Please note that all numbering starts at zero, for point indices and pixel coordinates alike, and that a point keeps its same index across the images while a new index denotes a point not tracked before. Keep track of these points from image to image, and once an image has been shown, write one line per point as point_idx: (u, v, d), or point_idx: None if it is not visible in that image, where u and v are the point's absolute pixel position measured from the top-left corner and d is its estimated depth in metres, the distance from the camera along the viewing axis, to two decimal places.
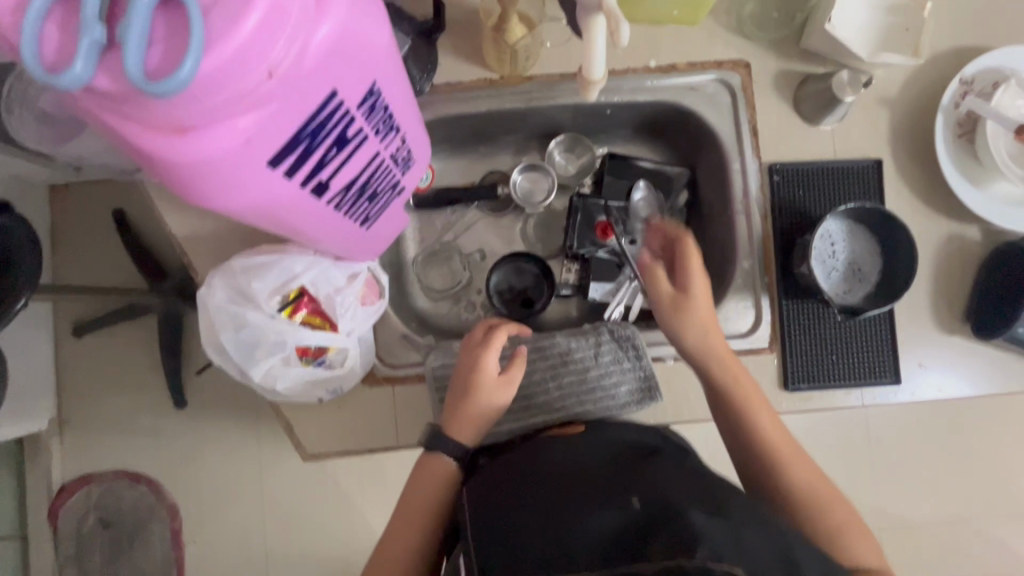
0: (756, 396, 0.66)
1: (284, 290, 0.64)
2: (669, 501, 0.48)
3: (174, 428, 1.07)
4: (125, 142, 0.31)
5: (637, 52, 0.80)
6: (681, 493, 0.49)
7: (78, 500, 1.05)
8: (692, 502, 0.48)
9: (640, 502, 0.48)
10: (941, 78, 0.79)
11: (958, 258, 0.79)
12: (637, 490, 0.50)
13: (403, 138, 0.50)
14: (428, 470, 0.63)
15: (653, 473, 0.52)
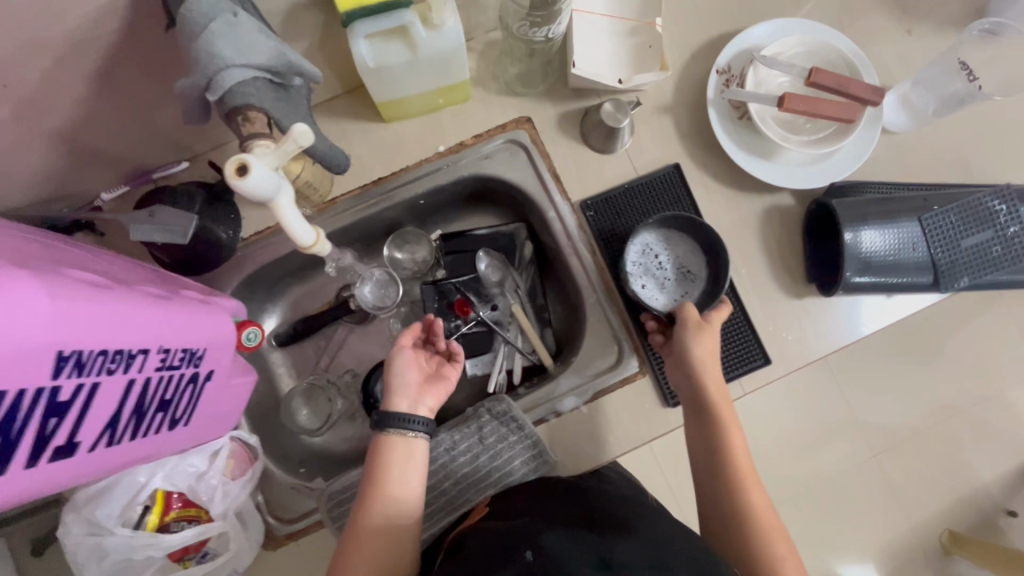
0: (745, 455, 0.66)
1: (135, 503, 0.64)
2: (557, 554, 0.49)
3: None
4: None
5: (425, 142, 0.83)
6: (569, 546, 0.50)
7: None
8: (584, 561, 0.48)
9: (534, 556, 0.49)
10: (705, 71, 0.83)
11: (781, 225, 0.82)
12: (533, 543, 0.51)
13: (166, 347, 0.51)
14: (398, 458, 0.64)
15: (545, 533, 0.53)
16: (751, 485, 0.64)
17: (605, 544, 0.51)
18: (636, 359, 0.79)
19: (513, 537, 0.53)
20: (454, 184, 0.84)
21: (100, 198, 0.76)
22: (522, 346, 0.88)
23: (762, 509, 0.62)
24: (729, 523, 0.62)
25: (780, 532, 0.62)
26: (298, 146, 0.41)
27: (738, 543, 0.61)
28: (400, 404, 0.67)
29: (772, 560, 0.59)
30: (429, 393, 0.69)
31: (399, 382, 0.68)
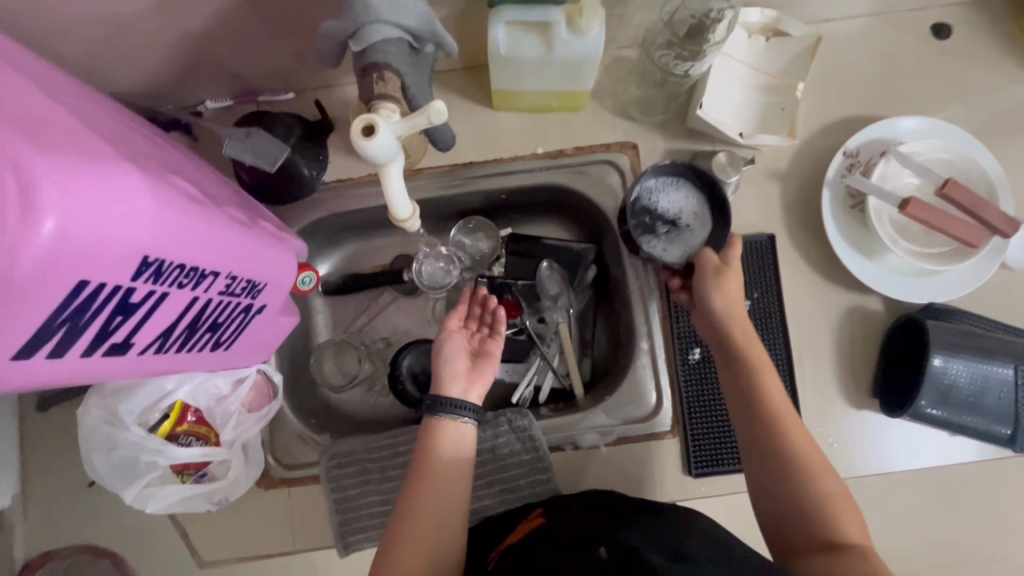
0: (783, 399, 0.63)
1: (156, 408, 0.64)
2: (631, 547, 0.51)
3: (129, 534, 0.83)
4: None
5: (526, 140, 0.81)
6: (647, 542, 0.52)
7: None
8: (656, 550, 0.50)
9: (608, 552, 0.51)
10: (829, 149, 0.79)
11: (860, 328, 0.78)
12: (608, 542, 0.53)
13: (234, 274, 0.51)
14: (443, 457, 0.64)
15: (623, 530, 0.55)
16: (786, 420, 0.61)
17: (675, 544, 0.52)
18: (671, 418, 0.76)
19: (591, 532, 0.56)
20: (541, 189, 0.82)
21: (203, 105, 0.78)
22: (556, 367, 0.86)
23: (803, 441, 0.60)
24: (770, 463, 0.60)
25: (823, 464, 0.59)
26: (428, 123, 0.40)
27: (782, 479, 0.59)
28: (450, 389, 0.68)
29: (823, 492, 0.58)
30: (478, 379, 0.71)
31: (449, 369, 0.70)
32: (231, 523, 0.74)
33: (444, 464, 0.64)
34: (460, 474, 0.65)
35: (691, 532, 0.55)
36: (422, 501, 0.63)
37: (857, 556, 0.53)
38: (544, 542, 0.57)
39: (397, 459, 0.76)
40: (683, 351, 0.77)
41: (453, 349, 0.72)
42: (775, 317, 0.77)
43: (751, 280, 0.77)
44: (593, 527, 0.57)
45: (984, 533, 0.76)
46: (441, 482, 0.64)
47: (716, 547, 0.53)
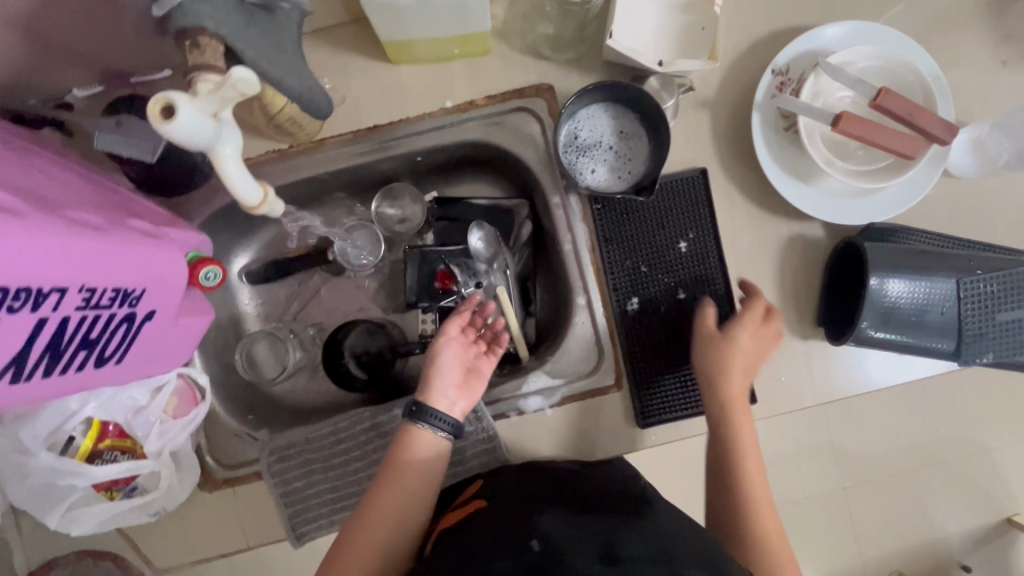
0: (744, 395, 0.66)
1: (64, 429, 0.61)
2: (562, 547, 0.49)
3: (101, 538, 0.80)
4: None
5: (432, 95, 0.74)
6: (574, 538, 0.50)
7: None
8: (590, 555, 0.48)
9: (538, 545, 0.50)
10: (758, 69, 0.73)
11: (802, 257, 0.75)
12: (537, 533, 0.51)
13: (90, 288, 0.46)
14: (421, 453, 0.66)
15: (543, 516, 0.54)
16: (739, 411, 0.66)
17: (615, 537, 0.51)
18: (614, 371, 0.74)
19: (519, 521, 0.54)
20: (458, 146, 0.77)
21: (70, 96, 0.70)
22: (499, 333, 0.82)
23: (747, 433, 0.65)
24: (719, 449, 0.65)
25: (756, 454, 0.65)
26: (240, 92, 0.36)
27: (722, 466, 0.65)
28: (436, 401, 0.68)
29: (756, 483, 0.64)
30: (465, 394, 0.70)
31: (436, 380, 0.69)
32: (180, 530, 0.73)
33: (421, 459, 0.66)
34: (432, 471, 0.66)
35: (630, 520, 0.54)
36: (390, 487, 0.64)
37: (751, 540, 0.61)
38: (475, 534, 0.55)
39: (340, 445, 0.74)
40: (621, 303, 0.74)
41: (448, 363, 0.69)
42: (713, 257, 0.74)
43: (684, 220, 0.73)
44: (522, 514, 0.56)
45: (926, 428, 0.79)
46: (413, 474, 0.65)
47: (657, 536, 0.51)
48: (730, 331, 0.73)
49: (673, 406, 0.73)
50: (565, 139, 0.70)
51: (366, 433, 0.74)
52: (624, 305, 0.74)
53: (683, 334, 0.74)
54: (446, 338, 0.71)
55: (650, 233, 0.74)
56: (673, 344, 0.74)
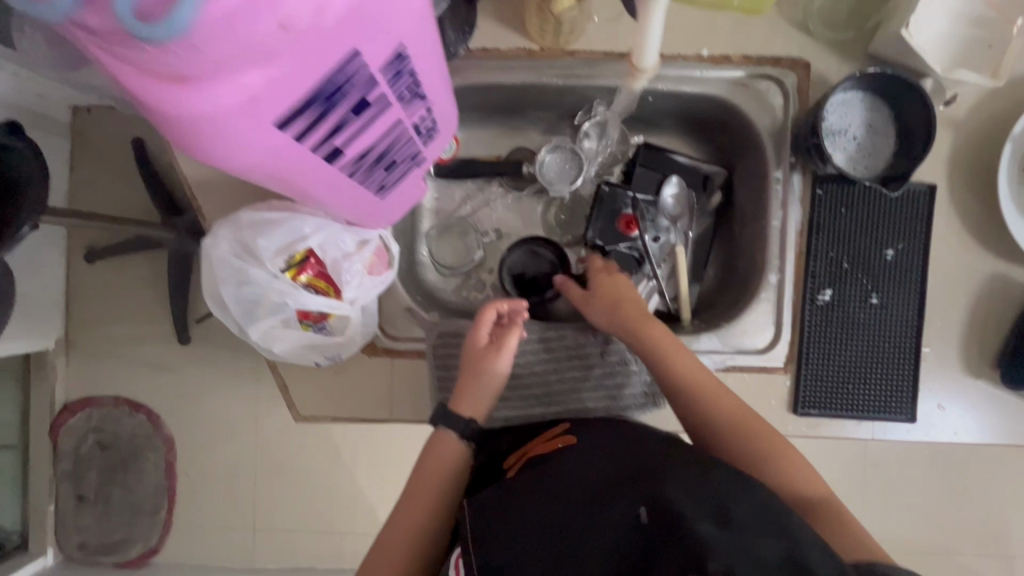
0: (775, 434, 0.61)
1: (291, 249, 0.63)
2: (681, 515, 0.46)
3: (168, 360, 1.05)
4: (127, 90, 0.31)
5: (691, 39, 0.74)
6: (693, 506, 0.47)
7: (78, 421, 1.05)
8: (703, 516, 0.46)
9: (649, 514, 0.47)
10: (1017, 103, 0.73)
11: (997, 298, 0.75)
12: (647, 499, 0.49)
13: (429, 109, 0.47)
14: (445, 456, 0.65)
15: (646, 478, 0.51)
16: (679, 359, 0.65)
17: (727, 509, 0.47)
18: (786, 353, 0.74)
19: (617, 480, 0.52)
20: (691, 97, 0.77)
21: None
22: (665, 290, 0.83)
23: (721, 392, 0.63)
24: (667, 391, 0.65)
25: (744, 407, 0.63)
26: None
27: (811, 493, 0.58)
28: (472, 409, 0.67)
29: (748, 433, 0.61)
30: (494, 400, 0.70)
31: (479, 389, 0.67)
32: (334, 386, 0.74)
33: (443, 461, 0.64)
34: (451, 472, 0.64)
35: (733, 481, 0.50)
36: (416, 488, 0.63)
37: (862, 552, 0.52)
38: (564, 484, 0.54)
39: None
40: (814, 292, 0.74)
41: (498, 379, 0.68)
42: (915, 271, 0.74)
43: (900, 229, 0.73)
44: (614, 473, 0.54)
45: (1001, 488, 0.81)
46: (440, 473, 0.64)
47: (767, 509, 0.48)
48: (914, 347, 0.73)
49: (835, 404, 0.74)
50: (826, 115, 0.70)
51: (533, 345, 0.75)
52: (817, 293, 0.74)
53: (863, 338, 0.74)
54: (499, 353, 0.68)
55: (861, 230, 0.74)
56: (850, 343, 0.74)
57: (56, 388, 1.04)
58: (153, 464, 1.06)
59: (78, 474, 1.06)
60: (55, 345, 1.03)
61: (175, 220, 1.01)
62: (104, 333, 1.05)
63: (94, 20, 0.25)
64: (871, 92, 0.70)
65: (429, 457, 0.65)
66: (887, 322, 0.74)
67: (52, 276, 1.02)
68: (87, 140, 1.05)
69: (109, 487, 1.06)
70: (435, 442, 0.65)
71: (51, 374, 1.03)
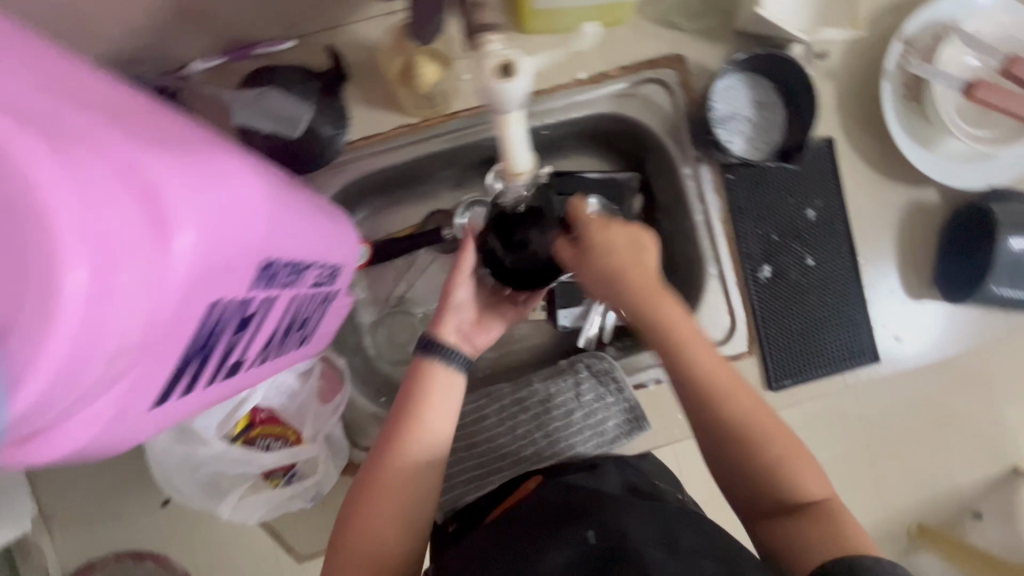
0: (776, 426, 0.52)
1: (233, 417, 0.59)
2: (626, 538, 0.45)
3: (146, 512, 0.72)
4: None
5: (564, 66, 0.73)
6: (639, 525, 0.47)
7: None
8: (651, 539, 0.45)
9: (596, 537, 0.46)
10: (882, 38, 0.74)
11: (917, 222, 0.78)
12: (594, 525, 0.48)
13: (321, 262, 0.44)
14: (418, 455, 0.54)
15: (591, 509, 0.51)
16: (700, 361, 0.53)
17: (671, 527, 0.47)
18: (746, 338, 0.76)
19: (562, 515, 0.52)
20: (584, 119, 0.76)
21: (189, 68, 0.65)
22: (618, 306, 0.83)
23: (749, 410, 0.52)
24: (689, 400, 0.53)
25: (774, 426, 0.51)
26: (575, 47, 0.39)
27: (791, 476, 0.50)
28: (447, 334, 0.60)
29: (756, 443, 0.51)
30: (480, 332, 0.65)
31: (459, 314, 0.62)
32: (328, 516, 0.72)
33: (438, 405, 0.56)
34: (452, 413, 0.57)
35: (684, 519, 0.50)
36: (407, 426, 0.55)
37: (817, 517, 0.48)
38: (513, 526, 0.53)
39: (481, 423, 0.74)
40: (755, 271, 0.75)
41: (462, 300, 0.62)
42: (839, 224, 0.76)
43: (812, 188, 0.75)
44: (563, 510, 0.52)
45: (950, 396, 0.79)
46: (432, 418, 0.56)
47: (714, 537, 0.48)
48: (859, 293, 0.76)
49: (802, 369, 0.76)
50: (713, 100, 0.70)
51: (509, 408, 0.75)
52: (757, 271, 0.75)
53: (813, 299, 0.76)
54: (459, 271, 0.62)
55: (778, 200, 0.75)
56: (802, 308, 0.76)
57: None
58: None
59: None
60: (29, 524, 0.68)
61: None
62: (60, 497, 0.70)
63: None
64: (753, 69, 0.70)
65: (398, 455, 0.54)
66: (828, 277, 0.76)
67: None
68: None
69: None
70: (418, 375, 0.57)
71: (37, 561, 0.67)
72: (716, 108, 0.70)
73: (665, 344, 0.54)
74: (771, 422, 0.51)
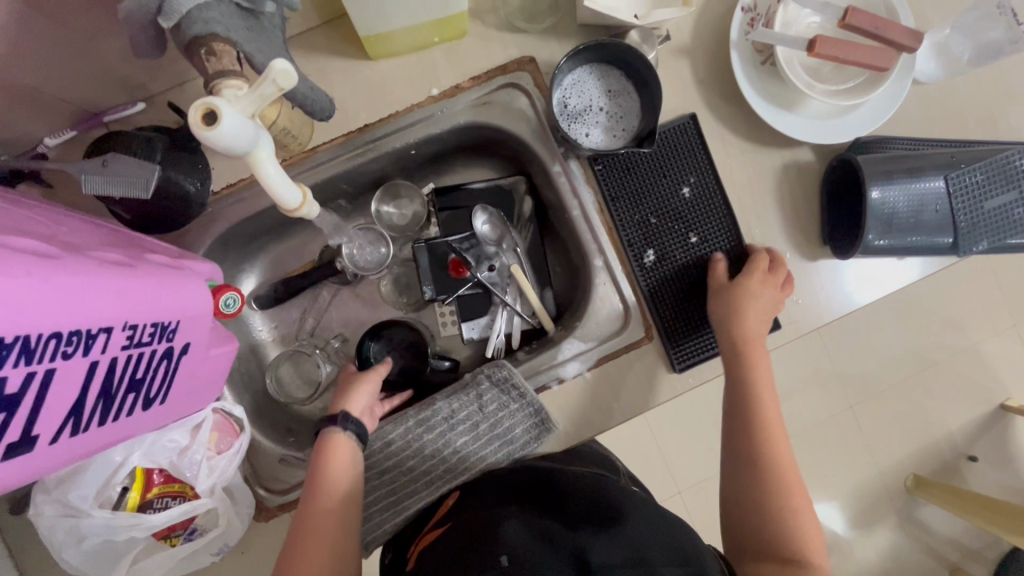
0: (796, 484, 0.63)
1: (113, 483, 0.60)
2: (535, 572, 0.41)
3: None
4: None
5: (418, 85, 0.74)
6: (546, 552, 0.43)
7: None
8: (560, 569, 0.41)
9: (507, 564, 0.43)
10: (727, 9, 0.75)
11: (797, 183, 0.78)
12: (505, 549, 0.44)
13: (130, 323, 0.45)
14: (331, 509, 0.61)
15: (507, 529, 0.46)
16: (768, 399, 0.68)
17: (578, 541, 0.44)
18: (641, 324, 0.75)
19: (478, 535, 0.47)
20: (448, 133, 0.76)
21: (42, 145, 0.66)
22: (521, 310, 0.83)
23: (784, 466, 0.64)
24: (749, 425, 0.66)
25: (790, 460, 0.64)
26: (277, 87, 0.34)
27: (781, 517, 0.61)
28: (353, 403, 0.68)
29: (781, 488, 0.62)
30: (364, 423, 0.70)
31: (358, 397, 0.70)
32: (243, 567, 0.71)
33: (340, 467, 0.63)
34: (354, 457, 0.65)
35: (597, 518, 0.47)
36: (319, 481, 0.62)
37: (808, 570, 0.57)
38: (439, 551, 0.49)
39: (390, 449, 0.73)
40: (643, 258, 0.75)
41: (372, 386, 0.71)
42: (717, 197, 0.76)
43: (685, 166, 0.75)
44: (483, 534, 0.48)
45: None
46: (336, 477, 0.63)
47: (627, 540, 0.44)
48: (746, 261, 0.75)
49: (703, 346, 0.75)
50: (561, 96, 0.72)
51: (413, 431, 0.74)
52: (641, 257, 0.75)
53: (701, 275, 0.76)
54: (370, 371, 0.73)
55: (651, 182, 0.75)
56: (693, 286, 0.76)
57: None
58: None
59: None
60: None
61: None
62: None
63: None
64: (599, 60, 0.71)
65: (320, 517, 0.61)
66: (711, 252, 0.76)
67: None
68: None
69: None
70: (322, 450, 0.63)
71: None
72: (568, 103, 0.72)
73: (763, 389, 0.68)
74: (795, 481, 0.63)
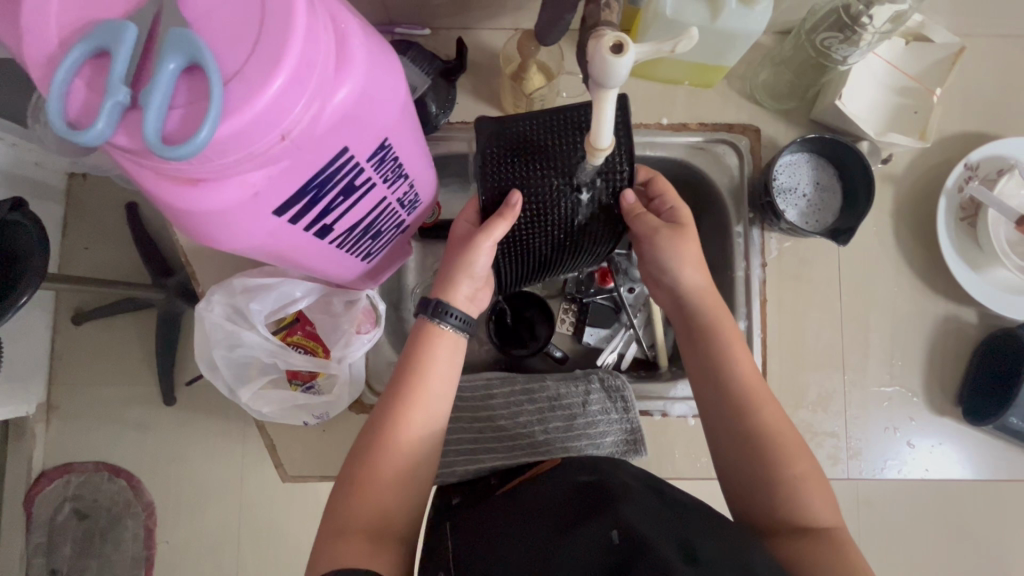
0: (763, 388, 0.59)
1: (281, 313, 0.66)
2: (646, 537, 0.46)
3: (161, 421, 1.06)
4: (152, 198, 0.32)
5: (652, 110, 0.81)
6: (658, 530, 0.48)
7: (56, 487, 1.06)
8: (670, 545, 0.46)
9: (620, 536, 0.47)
10: (948, 161, 0.80)
11: (952, 337, 0.79)
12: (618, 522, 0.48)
13: (411, 184, 0.50)
14: (425, 424, 0.57)
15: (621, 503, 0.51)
16: (739, 352, 0.60)
17: (687, 532, 0.49)
18: None
19: (589, 501, 0.53)
20: (657, 159, 0.81)
21: None
22: (642, 338, 0.86)
23: (753, 376, 0.59)
24: (729, 414, 0.58)
25: (797, 444, 0.56)
26: (671, 49, 0.41)
27: (760, 460, 0.55)
28: (457, 298, 0.62)
29: (748, 395, 0.58)
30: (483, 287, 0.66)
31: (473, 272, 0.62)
32: (322, 445, 0.76)
33: (440, 375, 0.59)
34: (453, 386, 0.60)
35: (707, 526, 0.50)
36: (419, 404, 0.57)
37: (827, 539, 0.51)
38: (543, 509, 0.55)
39: (489, 403, 0.78)
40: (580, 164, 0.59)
41: (487, 263, 0.62)
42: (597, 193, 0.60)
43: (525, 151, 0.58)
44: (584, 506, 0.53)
45: (992, 522, 0.83)
46: (433, 388, 0.58)
47: (734, 552, 0.46)
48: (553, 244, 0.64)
49: (509, 278, 0.70)
50: (777, 167, 0.76)
51: (517, 395, 0.78)
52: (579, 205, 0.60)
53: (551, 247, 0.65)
54: (486, 239, 0.59)
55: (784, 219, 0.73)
56: (527, 248, 0.65)
57: (35, 453, 1.06)
58: (132, 533, 1.04)
59: (52, 545, 1.08)
60: (37, 410, 1.06)
61: (167, 282, 1.07)
62: (90, 399, 1.08)
63: (122, 141, 0.26)
64: (822, 154, 0.77)
65: (401, 422, 0.56)
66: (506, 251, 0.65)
67: (39, 344, 1.06)
68: (81, 212, 1.12)
69: (86, 554, 1.07)
70: (426, 343, 0.59)
71: (29, 439, 1.05)
72: (776, 176, 0.77)
73: (722, 329, 0.61)
74: (789, 430, 0.57)
